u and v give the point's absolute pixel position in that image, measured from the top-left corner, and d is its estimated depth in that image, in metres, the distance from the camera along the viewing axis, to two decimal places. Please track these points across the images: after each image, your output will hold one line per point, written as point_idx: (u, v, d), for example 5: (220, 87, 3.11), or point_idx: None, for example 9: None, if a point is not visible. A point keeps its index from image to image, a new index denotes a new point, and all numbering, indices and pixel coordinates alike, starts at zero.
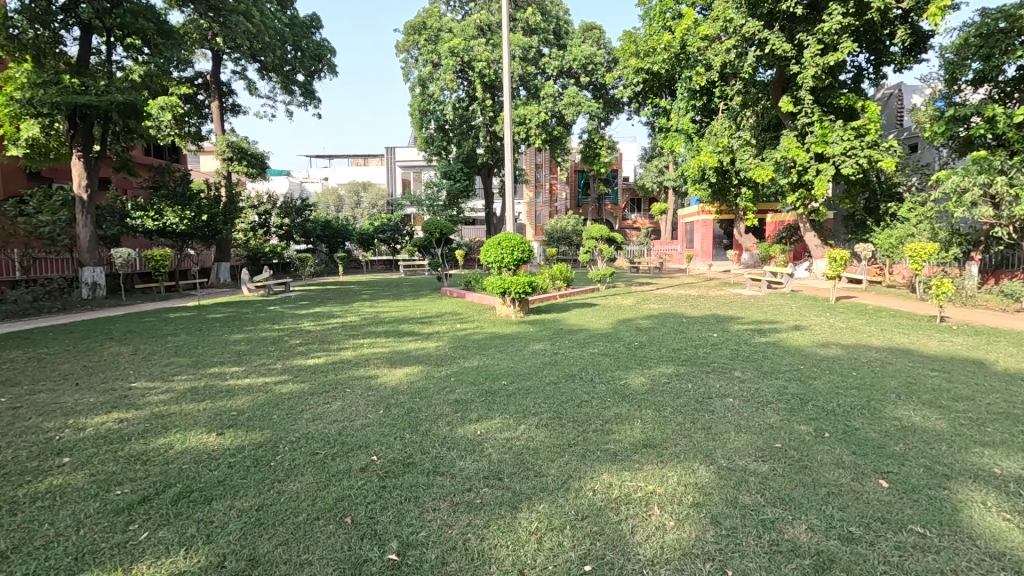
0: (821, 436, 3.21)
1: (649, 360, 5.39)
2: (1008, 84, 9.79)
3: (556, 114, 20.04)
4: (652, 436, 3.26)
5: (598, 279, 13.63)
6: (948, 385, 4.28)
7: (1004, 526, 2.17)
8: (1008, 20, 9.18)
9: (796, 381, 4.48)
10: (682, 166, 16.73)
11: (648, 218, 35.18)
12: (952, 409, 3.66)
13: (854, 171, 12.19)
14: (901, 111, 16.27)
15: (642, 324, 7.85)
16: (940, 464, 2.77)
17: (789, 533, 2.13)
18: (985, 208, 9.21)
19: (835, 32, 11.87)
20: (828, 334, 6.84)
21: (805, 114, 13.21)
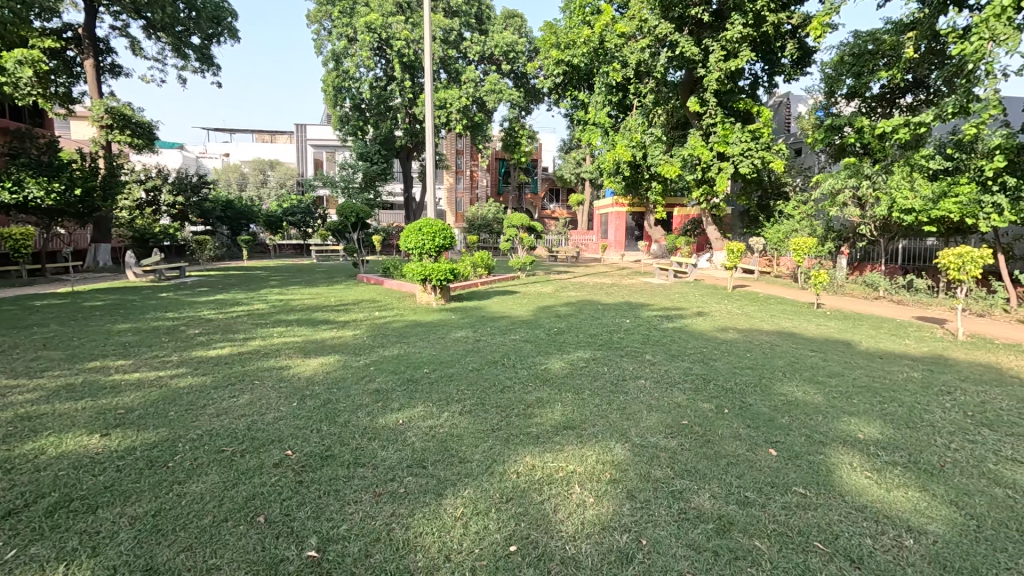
0: (721, 412, 3.52)
1: (568, 346, 5.58)
2: (873, 100, 11.20)
3: (478, 101, 19.89)
4: (571, 418, 3.39)
5: (519, 267, 13.82)
6: (823, 364, 4.87)
7: (867, 483, 2.52)
8: (874, 44, 10.46)
9: (700, 363, 4.86)
10: (598, 159, 17.36)
11: (566, 209, 36.17)
12: (827, 384, 4.18)
13: (749, 170, 13.38)
14: (789, 118, 18.06)
15: (561, 311, 8.10)
16: (817, 433, 3.15)
17: (695, 501, 2.32)
18: (853, 209, 10.65)
19: (736, 41, 12.86)
20: (727, 320, 7.49)
21: (710, 115, 14.18)
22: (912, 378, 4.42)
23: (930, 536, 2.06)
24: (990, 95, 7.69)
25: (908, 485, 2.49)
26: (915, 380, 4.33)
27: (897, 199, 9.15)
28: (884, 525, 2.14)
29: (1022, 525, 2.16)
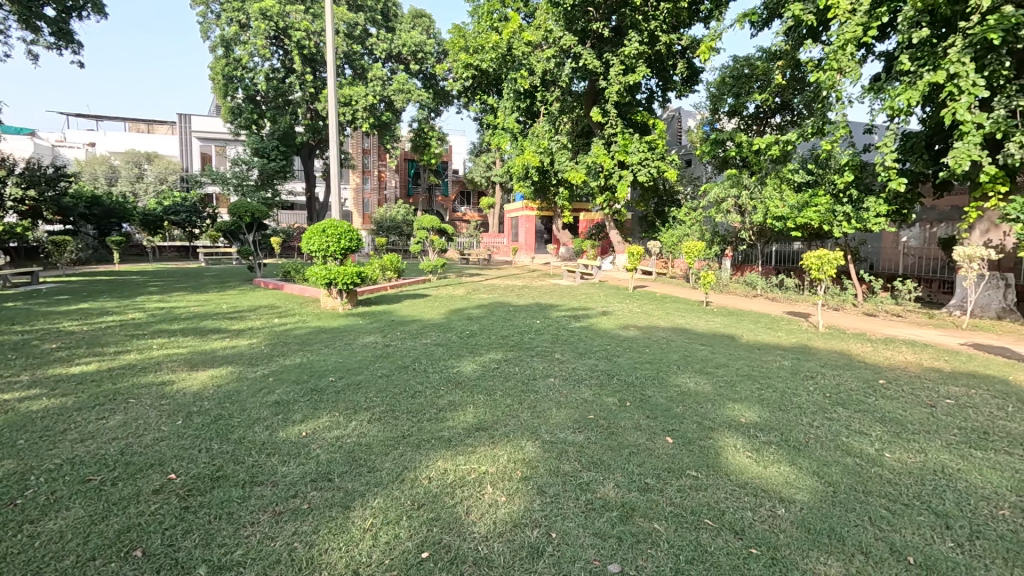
0: (624, 405, 3.74)
1: (480, 348, 5.61)
2: (750, 118, 12.49)
3: (385, 100, 19.34)
4: (484, 419, 3.41)
5: (430, 269, 13.64)
6: (711, 356, 5.35)
7: (748, 462, 2.80)
8: (750, 68, 11.70)
9: (605, 359, 5.12)
10: (508, 163, 17.66)
11: (477, 211, 36.28)
12: (714, 375, 4.60)
13: (647, 179, 14.39)
14: (681, 131, 19.62)
15: (472, 313, 8.11)
16: (707, 420, 3.45)
17: (601, 491, 2.44)
18: (734, 215, 11.80)
19: (633, 57, 13.74)
20: (629, 318, 7.98)
21: (611, 126, 14.98)
22: (783, 366, 5.01)
23: (797, 504, 2.35)
24: (840, 119, 8.93)
25: (780, 461, 2.81)
26: (786, 368, 4.90)
27: (770, 208, 10.32)
28: (762, 499, 2.40)
29: (866, 487, 2.54)
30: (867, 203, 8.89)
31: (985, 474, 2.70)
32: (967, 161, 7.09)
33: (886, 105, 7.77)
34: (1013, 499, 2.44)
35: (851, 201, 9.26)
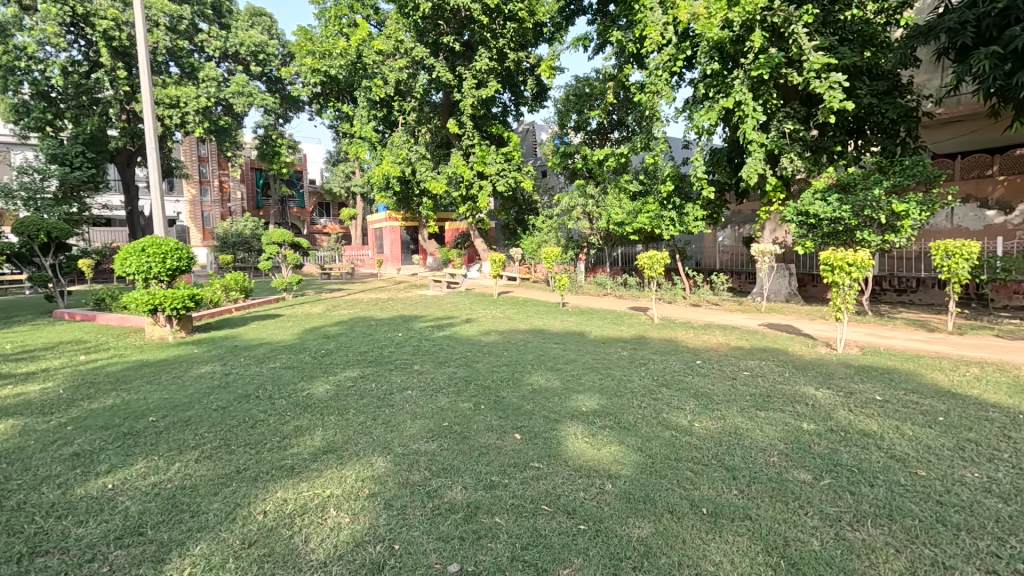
0: (479, 408, 3.86)
1: (335, 367, 5.35)
2: (593, 133, 13.67)
3: (223, 102, 17.52)
4: (333, 440, 3.26)
5: (283, 287, 12.60)
6: (562, 353, 5.75)
7: (585, 447, 3.08)
8: (588, 88, 12.87)
9: (464, 366, 5.22)
10: (367, 173, 17.11)
11: (338, 223, 34.53)
12: (563, 370, 4.96)
13: (506, 188, 15.02)
14: (535, 144, 20.82)
15: (330, 331, 7.70)
16: (553, 413, 3.71)
17: (448, 496, 2.50)
18: (584, 222, 12.84)
19: (485, 72, 14.27)
20: (491, 324, 8.22)
21: (468, 137, 15.32)
22: (622, 356, 5.58)
23: (622, 478, 2.65)
24: (661, 136, 10.26)
25: (612, 442, 3.13)
26: (624, 358, 5.47)
27: (612, 214, 11.43)
28: (593, 479, 2.65)
29: (677, 454, 2.95)
30: (688, 208, 10.33)
31: (764, 430, 3.31)
32: (755, 173, 8.65)
33: (695, 125, 9.10)
34: (780, 447, 3.03)
35: (675, 208, 10.66)
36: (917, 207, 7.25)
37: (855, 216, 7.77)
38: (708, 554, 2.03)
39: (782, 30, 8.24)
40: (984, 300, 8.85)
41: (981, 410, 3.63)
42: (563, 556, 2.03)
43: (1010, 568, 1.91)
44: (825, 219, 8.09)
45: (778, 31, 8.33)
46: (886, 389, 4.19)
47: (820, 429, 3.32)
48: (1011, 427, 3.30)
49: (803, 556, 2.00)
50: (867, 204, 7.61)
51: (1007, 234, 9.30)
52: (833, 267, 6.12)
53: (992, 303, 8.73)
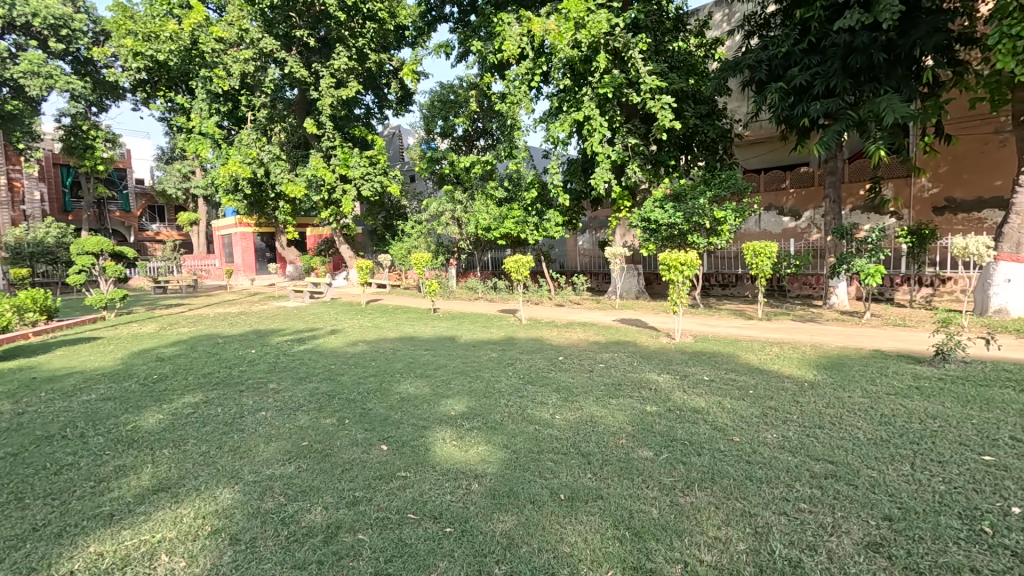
0: (342, 423, 3.67)
1: (170, 393, 4.67)
2: (459, 139, 13.85)
3: (9, 83, 14.38)
4: (166, 477, 2.86)
5: (103, 304, 10.69)
6: (432, 359, 5.71)
7: (453, 450, 3.09)
8: (453, 95, 13.05)
9: (327, 380, 4.92)
10: (211, 174, 15.30)
11: (175, 230, 30.34)
12: (433, 376, 4.93)
13: (371, 193, 14.52)
14: (402, 148, 20.45)
15: (165, 353, 6.71)
16: (422, 420, 3.67)
17: (306, 519, 2.34)
18: (453, 227, 12.92)
19: (344, 71, 13.67)
20: (358, 334, 7.87)
21: (328, 139, 14.47)
22: (491, 357, 5.71)
23: (487, 476, 2.72)
24: (522, 145, 10.78)
25: (479, 443, 3.20)
26: (494, 359, 5.62)
27: (479, 220, 11.67)
28: (460, 481, 2.68)
29: (539, 447, 3.11)
30: (549, 215, 10.99)
31: (615, 416, 3.64)
32: (604, 182, 9.51)
33: (551, 135, 9.70)
34: (628, 429, 3.36)
35: (537, 214, 11.25)
36: (732, 214, 8.60)
37: (686, 221, 8.92)
38: (564, 536, 2.18)
39: (623, 54, 9.19)
40: (783, 291, 10.76)
41: (779, 382, 4.40)
42: (429, 561, 2.03)
43: (793, 508, 2.34)
44: (663, 225, 9.17)
45: (620, 54, 9.27)
46: (712, 370, 4.89)
47: (661, 409, 3.75)
48: (799, 393, 4.07)
49: (644, 525, 2.24)
50: (695, 212, 8.80)
51: (797, 236, 11.45)
52: (669, 266, 6.92)
53: (788, 293, 10.65)
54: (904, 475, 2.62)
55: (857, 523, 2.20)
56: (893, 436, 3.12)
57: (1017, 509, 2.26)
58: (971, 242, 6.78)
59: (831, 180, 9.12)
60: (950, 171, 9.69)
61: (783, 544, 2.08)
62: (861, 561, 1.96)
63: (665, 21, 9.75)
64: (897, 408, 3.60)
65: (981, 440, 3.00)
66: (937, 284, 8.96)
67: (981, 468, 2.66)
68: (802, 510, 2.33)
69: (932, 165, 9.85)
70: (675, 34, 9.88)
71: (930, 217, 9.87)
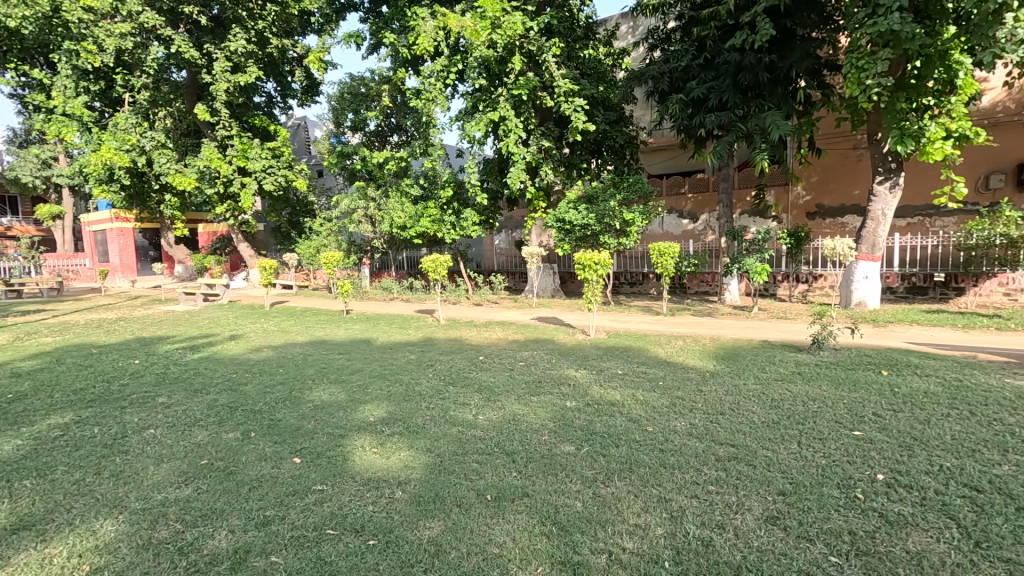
0: (247, 437, 3.37)
1: (30, 415, 4.01)
2: (372, 134, 13.37)
3: None
4: (28, 514, 2.45)
5: None
6: (346, 363, 5.44)
7: (373, 458, 2.96)
8: (365, 88, 12.57)
9: (227, 391, 4.50)
10: (78, 161, 13.41)
11: (30, 224, 26.22)
12: (348, 382, 4.69)
13: (274, 187, 13.54)
14: (308, 141, 19.33)
15: (21, 367, 5.76)
16: (338, 428, 3.48)
17: (208, 547, 2.13)
18: (366, 225, 12.44)
19: (242, 55, 12.61)
20: (261, 339, 7.30)
21: (223, 127, 13.26)
22: (410, 359, 5.57)
23: (411, 483, 2.64)
24: (438, 142, 10.63)
25: (401, 448, 3.09)
26: (412, 361, 5.47)
27: (394, 218, 11.33)
28: (381, 490, 2.57)
29: (463, 448, 3.07)
30: (466, 214, 10.95)
31: (537, 413, 3.70)
32: (520, 182, 9.64)
33: (467, 134, 9.66)
34: (551, 425, 3.43)
35: (454, 213, 11.15)
36: (640, 216, 9.12)
37: (598, 222, 9.32)
38: (493, 536, 2.17)
39: (537, 58, 9.39)
40: (684, 288, 11.60)
41: (685, 373, 4.73)
42: None
43: (703, 490, 2.52)
44: (577, 225, 9.49)
45: (534, 57, 9.47)
46: (625, 364, 5.15)
47: (580, 404, 3.87)
48: (701, 382, 4.41)
49: (569, 519, 2.29)
50: (606, 213, 9.21)
51: (695, 237, 12.41)
52: (584, 265, 7.16)
53: (688, 290, 11.49)
54: (793, 453, 2.92)
55: (756, 500, 2.42)
56: (782, 418, 3.47)
57: (882, 476, 2.61)
58: (838, 245, 7.63)
59: (724, 187, 9.98)
60: (820, 181, 10.99)
61: (696, 525, 2.22)
62: (763, 534, 2.15)
63: (576, 28, 10.10)
64: (784, 392, 4.02)
65: (852, 417, 3.43)
66: (811, 280, 10.13)
67: (853, 442, 3.04)
68: (711, 492, 2.51)
69: (805, 175, 11.12)
70: (585, 42, 10.26)
71: (804, 221, 11.16)
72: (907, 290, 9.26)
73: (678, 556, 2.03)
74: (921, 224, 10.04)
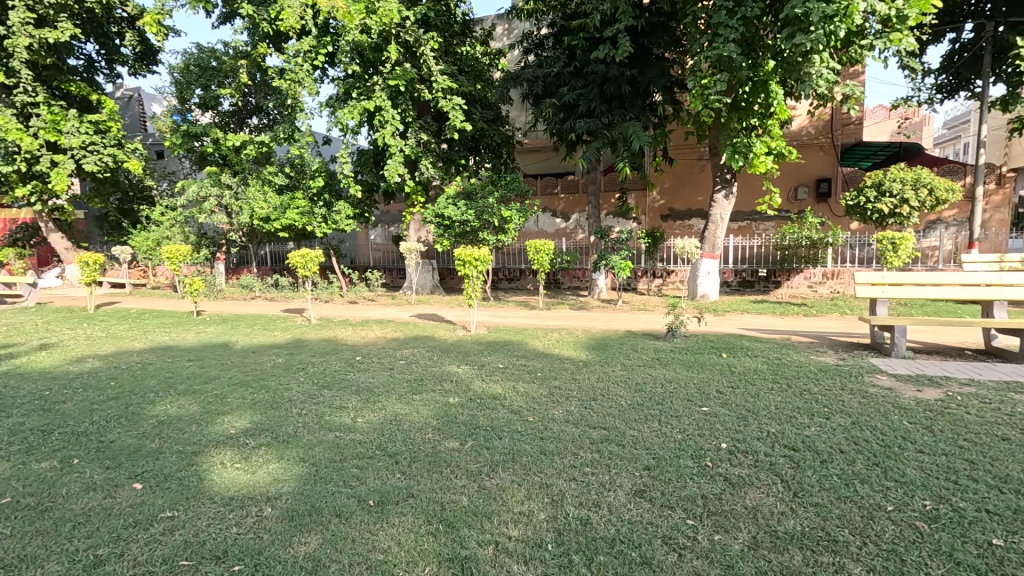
0: (68, 465, 2.81)
1: None
2: (226, 114, 11.98)
3: None
4: None
5: None
6: (200, 371, 4.81)
7: (236, 475, 2.66)
8: (216, 62, 11.22)
9: (37, 412, 3.71)
10: None
11: None
12: (202, 392, 4.15)
13: (98, 169, 11.44)
14: (143, 116, 16.72)
15: None
16: (190, 444, 3.06)
17: None
18: (221, 216, 11.12)
19: (50, 7, 10.44)
20: (84, 347, 6.14)
21: (25, 91, 10.87)
22: (277, 363, 5.10)
23: (282, 497, 2.43)
24: (306, 128, 9.88)
25: (270, 461, 2.82)
26: (280, 365, 5.03)
27: (254, 208, 10.28)
28: (247, 508, 2.33)
29: (342, 454, 2.90)
30: (338, 206, 10.34)
31: (420, 411, 3.63)
32: (397, 175, 9.35)
33: (339, 122, 9.09)
34: (434, 423, 3.38)
35: (325, 205, 10.46)
36: (517, 214, 9.40)
37: (477, 219, 9.43)
38: (376, 543, 2.08)
39: (414, 49, 9.17)
40: (558, 283, 12.23)
41: (561, 364, 4.99)
42: None
43: (580, 472, 2.68)
44: (456, 222, 9.48)
45: (411, 48, 9.24)
46: (505, 357, 5.27)
47: (463, 400, 3.87)
48: (576, 371, 4.69)
49: (455, 514, 2.28)
50: (484, 210, 9.34)
51: (568, 235, 13.16)
52: (464, 262, 7.16)
53: (562, 285, 12.14)
54: (656, 430, 3.24)
55: (626, 476, 2.64)
56: (645, 400, 3.83)
57: (725, 445, 3.01)
58: (687, 245, 8.62)
59: (592, 189, 10.70)
60: (672, 187, 12.32)
61: (574, 506, 2.36)
62: (632, 507, 2.35)
63: (454, 24, 10.04)
64: (646, 376, 4.45)
65: (700, 395, 3.91)
66: (665, 276, 11.34)
67: (702, 417, 3.46)
68: (587, 473, 2.68)
69: (660, 182, 12.39)
70: (463, 38, 10.27)
71: (659, 223, 12.45)
72: (739, 284, 10.83)
73: (560, 537, 2.14)
74: (749, 228, 11.79)
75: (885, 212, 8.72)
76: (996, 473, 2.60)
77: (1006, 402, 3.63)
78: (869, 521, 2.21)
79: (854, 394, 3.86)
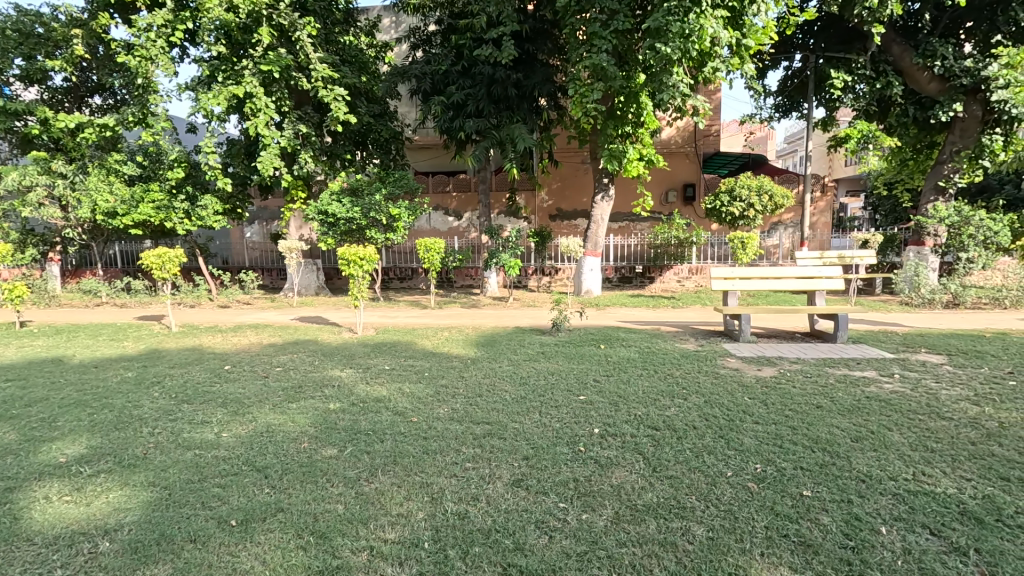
0: None
1: None
2: (58, 91, 10.26)
3: None
4: None
5: None
6: (22, 392, 4.07)
7: (63, 509, 2.30)
8: (44, 29, 9.56)
9: None
10: None
11: None
12: (23, 417, 3.52)
13: None
14: None
15: None
16: (4, 480, 2.59)
17: None
18: (52, 209, 9.50)
19: None
20: None
21: None
22: (125, 378, 4.47)
23: (123, 528, 2.16)
24: (160, 112, 8.78)
25: (110, 489, 2.48)
26: (128, 380, 4.42)
27: (97, 200, 8.93)
28: (78, 545, 2.04)
29: (201, 474, 2.64)
30: (204, 200, 9.35)
31: (296, 421, 3.41)
32: (272, 168, 8.69)
33: (201, 107, 8.22)
34: (311, 432, 3.21)
35: (187, 198, 9.39)
36: (406, 212, 9.22)
37: (364, 216, 9.08)
38: (237, 565, 1.94)
39: (289, 34, 8.58)
40: (450, 281, 12.21)
41: (448, 362, 4.99)
42: None
43: (461, 468, 2.72)
44: (341, 219, 9.06)
45: (286, 33, 8.62)
46: (393, 358, 5.16)
47: (344, 405, 3.72)
48: (464, 369, 4.71)
49: (328, 524, 2.20)
50: (371, 207, 9.02)
51: (460, 233, 13.19)
52: (348, 261, 6.85)
53: (454, 283, 12.14)
54: (535, 421, 3.38)
55: (505, 467, 2.73)
56: (528, 393, 3.98)
57: (597, 429, 3.23)
58: (571, 243, 9.10)
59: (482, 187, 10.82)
60: (559, 188, 12.88)
61: (453, 502, 2.39)
62: (510, 497, 2.44)
63: (335, 11, 9.55)
64: (530, 370, 4.62)
65: (578, 385, 4.15)
66: (553, 273, 11.84)
67: (579, 405, 3.68)
68: (467, 468, 2.72)
69: (548, 182, 12.91)
70: (345, 27, 9.81)
71: (548, 222, 12.96)
72: (619, 279, 11.54)
73: (437, 534, 2.15)
74: (627, 227, 12.72)
75: (736, 215, 9.93)
76: (810, 436, 3.10)
77: (822, 375, 4.35)
78: (711, 487, 2.51)
79: (708, 375, 4.36)
